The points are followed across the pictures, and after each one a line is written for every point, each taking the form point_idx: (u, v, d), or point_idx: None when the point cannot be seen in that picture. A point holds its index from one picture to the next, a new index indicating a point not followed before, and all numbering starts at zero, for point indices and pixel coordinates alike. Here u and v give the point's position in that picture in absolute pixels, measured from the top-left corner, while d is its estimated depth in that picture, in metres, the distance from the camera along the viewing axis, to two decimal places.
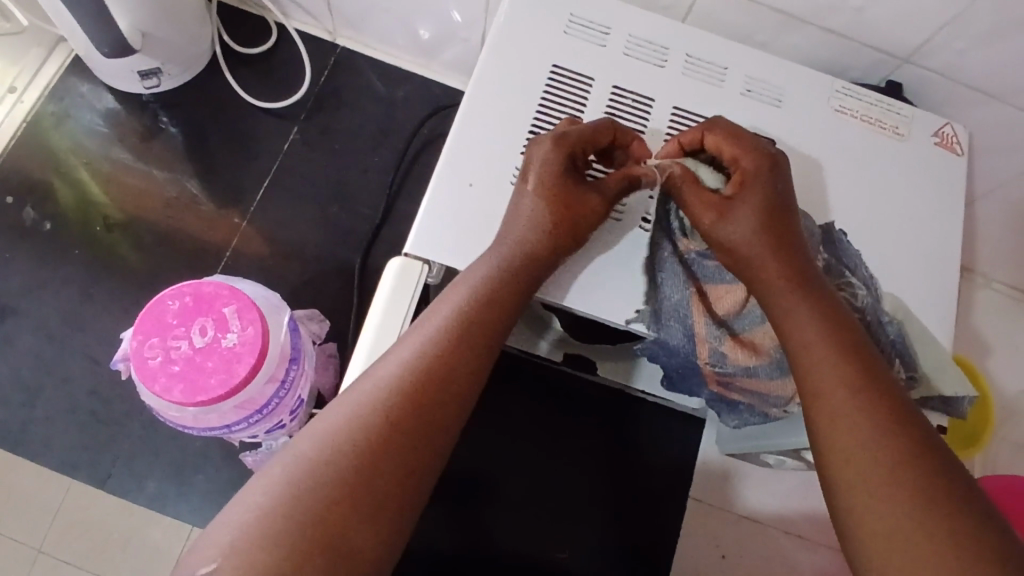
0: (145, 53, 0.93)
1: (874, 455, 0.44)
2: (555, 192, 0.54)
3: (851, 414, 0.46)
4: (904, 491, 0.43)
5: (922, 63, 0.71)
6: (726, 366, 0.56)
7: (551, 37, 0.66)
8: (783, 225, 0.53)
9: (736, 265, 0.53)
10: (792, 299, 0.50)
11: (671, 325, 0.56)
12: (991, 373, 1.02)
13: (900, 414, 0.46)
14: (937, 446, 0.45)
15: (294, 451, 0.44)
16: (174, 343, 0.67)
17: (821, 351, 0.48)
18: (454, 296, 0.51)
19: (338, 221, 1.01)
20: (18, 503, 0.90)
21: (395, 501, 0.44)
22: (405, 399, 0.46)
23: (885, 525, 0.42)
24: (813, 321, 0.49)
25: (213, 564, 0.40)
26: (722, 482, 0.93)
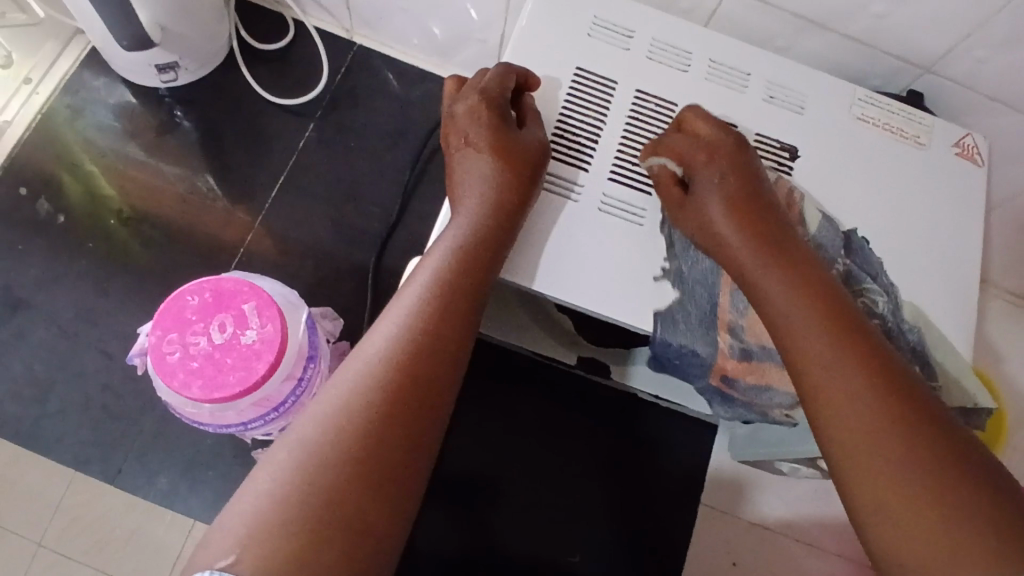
0: (164, 47, 0.93)
1: (863, 427, 0.45)
2: (491, 138, 0.60)
3: (835, 384, 0.47)
4: (892, 451, 0.44)
5: (943, 72, 0.71)
6: (748, 341, 0.57)
7: (574, 40, 0.66)
8: (754, 205, 0.56)
9: (718, 251, 0.56)
10: (768, 276, 0.53)
11: (701, 290, 0.59)
12: (1003, 384, 1.02)
13: (880, 369, 0.47)
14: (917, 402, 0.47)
15: (298, 436, 0.45)
16: (193, 340, 0.67)
17: (800, 325, 0.50)
18: (431, 266, 0.55)
19: (353, 219, 1.01)
20: (27, 497, 0.89)
21: (402, 474, 0.45)
22: (398, 372, 0.48)
23: (880, 489, 0.44)
24: (786, 295, 0.51)
25: (230, 556, 0.41)
26: (734, 489, 0.92)
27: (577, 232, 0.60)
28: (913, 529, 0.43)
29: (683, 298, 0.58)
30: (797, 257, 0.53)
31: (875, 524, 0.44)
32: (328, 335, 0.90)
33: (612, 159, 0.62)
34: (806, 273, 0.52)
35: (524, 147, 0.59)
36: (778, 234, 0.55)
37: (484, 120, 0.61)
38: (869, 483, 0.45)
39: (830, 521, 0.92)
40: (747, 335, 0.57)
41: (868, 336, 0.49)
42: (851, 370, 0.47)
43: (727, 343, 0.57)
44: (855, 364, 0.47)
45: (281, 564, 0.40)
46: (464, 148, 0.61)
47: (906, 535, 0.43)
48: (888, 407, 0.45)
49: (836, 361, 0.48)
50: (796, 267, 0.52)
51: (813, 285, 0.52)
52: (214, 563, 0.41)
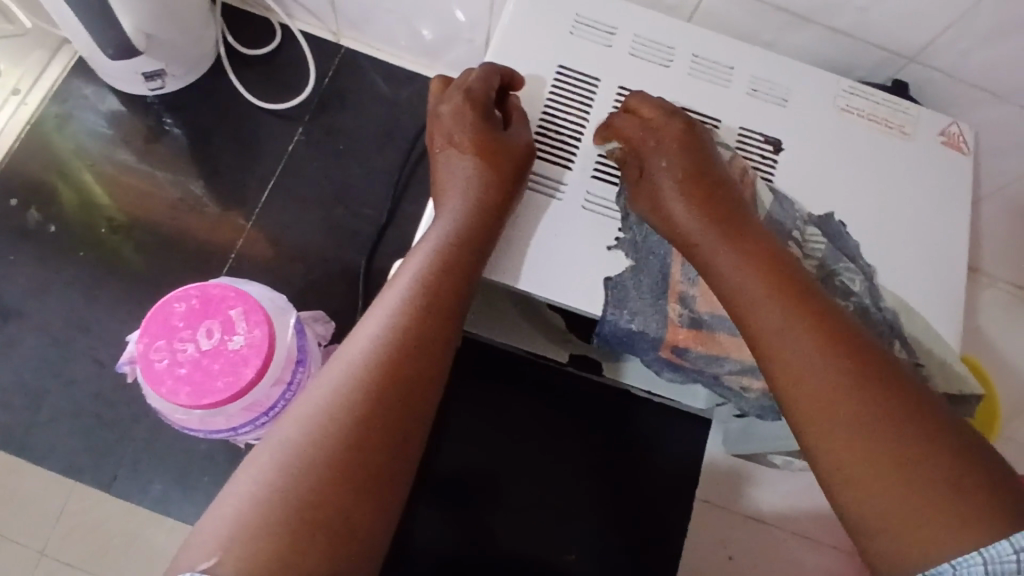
0: (150, 55, 0.93)
1: (828, 392, 0.45)
2: (476, 141, 0.60)
3: (792, 350, 0.47)
4: (866, 416, 0.44)
5: (926, 62, 0.71)
6: (698, 311, 0.58)
7: (556, 38, 0.65)
8: (709, 185, 0.56)
9: (670, 231, 0.56)
10: (720, 249, 0.53)
11: (652, 260, 0.59)
12: (996, 373, 1.02)
13: (842, 336, 0.47)
14: (885, 366, 0.46)
15: (281, 439, 0.45)
16: (180, 346, 0.67)
17: (756, 295, 0.50)
18: (414, 266, 0.55)
19: (343, 222, 1.01)
20: (22, 506, 0.90)
21: (386, 475, 0.46)
22: (382, 374, 0.48)
23: (850, 453, 0.43)
24: (744, 268, 0.51)
25: (213, 557, 0.40)
26: (727, 483, 0.93)
27: (557, 229, 0.60)
28: (889, 493, 0.42)
29: (637, 268, 0.59)
30: (747, 231, 0.54)
31: (846, 491, 0.43)
32: (319, 338, 0.90)
33: (596, 157, 0.62)
34: (755, 244, 0.52)
35: (510, 148, 0.60)
36: (728, 209, 0.55)
37: (469, 122, 0.61)
38: (839, 446, 0.44)
39: (825, 514, 0.92)
40: (697, 303, 0.58)
41: (822, 302, 0.49)
42: (808, 336, 0.47)
43: (676, 310, 0.58)
44: (813, 328, 0.47)
45: (264, 566, 0.40)
46: (449, 150, 0.61)
47: (878, 498, 0.42)
48: (846, 368, 0.45)
49: (794, 328, 0.48)
50: (747, 240, 0.53)
51: (765, 255, 0.52)
52: (196, 564, 0.40)
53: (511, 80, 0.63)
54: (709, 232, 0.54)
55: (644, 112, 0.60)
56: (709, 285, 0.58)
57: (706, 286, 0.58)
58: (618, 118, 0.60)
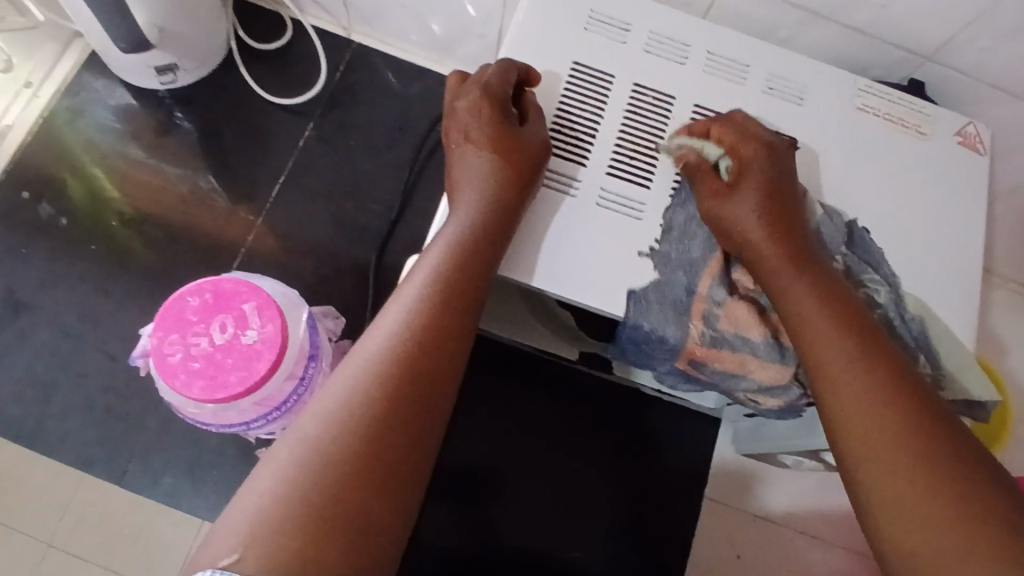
0: (162, 49, 0.93)
1: (883, 431, 0.46)
2: (492, 136, 0.60)
3: (855, 384, 0.48)
4: (913, 449, 0.45)
5: (944, 61, 0.71)
6: (719, 331, 0.57)
7: (572, 34, 0.65)
8: (781, 206, 0.56)
9: (742, 250, 0.56)
10: (791, 276, 0.53)
11: (676, 278, 0.59)
12: (1008, 373, 1.01)
13: (898, 374, 0.48)
14: (939, 409, 0.47)
15: (300, 434, 0.45)
16: (194, 340, 0.67)
17: (825, 327, 0.51)
18: (431, 261, 0.55)
19: (354, 218, 1.01)
20: (33, 499, 0.90)
21: (404, 471, 0.45)
22: (400, 370, 0.48)
23: (893, 483, 0.44)
24: (807, 292, 0.52)
25: (233, 554, 0.40)
26: (738, 482, 0.92)
27: (573, 228, 0.60)
28: (923, 525, 0.42)
29: (660, 285, 0.58)
30: (825, 268, 0.54)
31: (884, 527, 0.44)
32: (330, 334, 0.90)
33: (611, 154, 0.62)
34: (819, 272, 0.53)
35: (526, 144, 0.59)
36: (803, 241, 0.55)
37: (486, 118, 0.60)
38: (885, 483, 0.45)
39: (836, 514, 0.92)
40: (720, 323, 0.57)
41: (890, 348, 0.50)
42: (873, 376, 0.48)
43: (697, 330, 0.57)
44: (879, 369, 0.48)
45: (285, 562, 0.40)
46: (465, 145, 0.61)
47: (916, 538, 0.42)
48: (906, 412, 0.46)
49: (858, 365, 0.49)
50: (820, 274, 0.53)
51: (839, 293, 0.52)
52: (218, 561, 0.40)
53: (529, 76, 0.63)
54: (774, 252, 0.54)
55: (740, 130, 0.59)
56: (736, 306, 0.57)
57: (731, 307, 0.57)
58: (716, 128, 0.60)
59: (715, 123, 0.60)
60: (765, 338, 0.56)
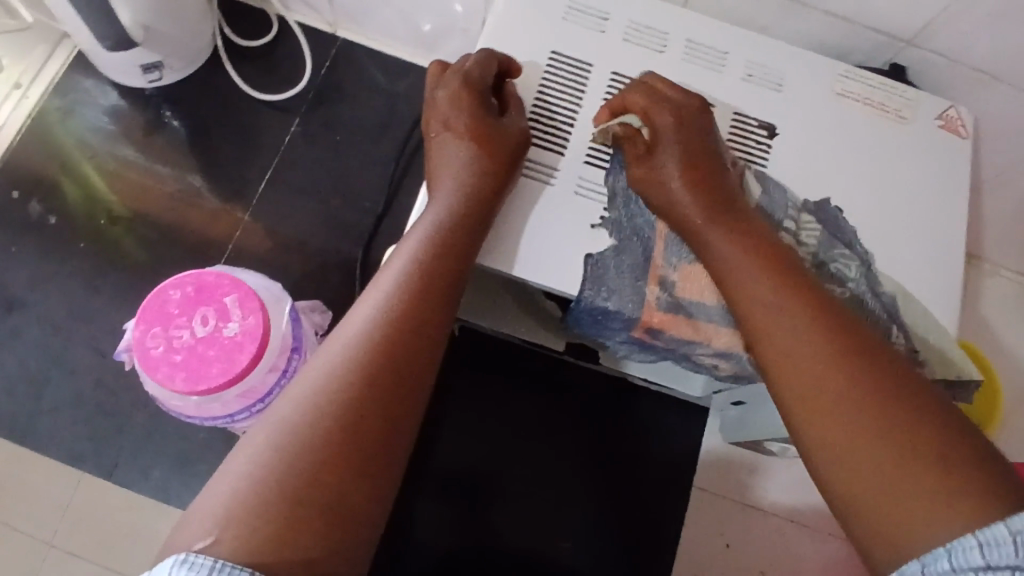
0: (147, 47, 0.93)
1: (822, 375, 0.45)
2: (470, 126, 0.60)
3: (788, 339, 0.47)
4: (849, 394, 0.44)
5: (923, 45, 0.71)
6: (674, 298, 0.57)
7: (550, 24, 0.65)
8: (705, 167, 0.57)
9: (675, 218, 0.56)
10: (718, 234, 0.54)
11: (635, 242, 0.59)
12: (996, 360, 1.01)
13: (833, 321, 0.47)
14: (873, 349, 0.46)
15: (277, 421, 0.45)
16: (176, 333, 0.67)
17: (759, 282, 0.50)
18: (408, 250, 0.55)
19: (341, 213, 1.01)
20: (25, 496, 0.90)
21: (382, 459, 0.46)
22: (377, 356, 0.48)
23: (835, 430, 0.43)
24: (733, 249, 0.53)
25: (208, 538, 0.40)
26: (724, 471, 0.94)
27: (545, 211, 0.60)
28: (866, 471, 0.42)
29: (619, 247, 0.59)
30: (755, 228, 0.54)
31: (832, 473, 0.43)
32: (316, 327, 0.89)
33: (589, 143, 0.62)
34: (747, 229, 0.53)
35: (506, 133, 0.60)
36: (727, 198, 0.55)
37: (465, 108, 0.61)
38: (828, 432, 0.44)
39: (825, 503, 0.93)
40: (676, 289, 0.57)
41: (824, 295, 0.49)
42: (804, 320, 0.47)
43: (654, 293, 0.57)
44: (806, 312, 0.48)
45: (260, 547, 0.40)
46: (444, 133, 0.61)
47: (863, 475, 0.42)
48: (842, 355, 0.45)
49: (793, 314, 0.48)
50: (748, 229, 0.54)
51: (768, 246, 0.53)
52: (193, 545, 0.40)
53: (508, 66, 0.63)
54: (699, 213, 0.55)
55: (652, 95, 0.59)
56: (691, 272, 0.57)
57: (686, 271, 0.57)
58: (630, 97, 0.60)
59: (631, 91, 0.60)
60: (720, 304, 0.56)
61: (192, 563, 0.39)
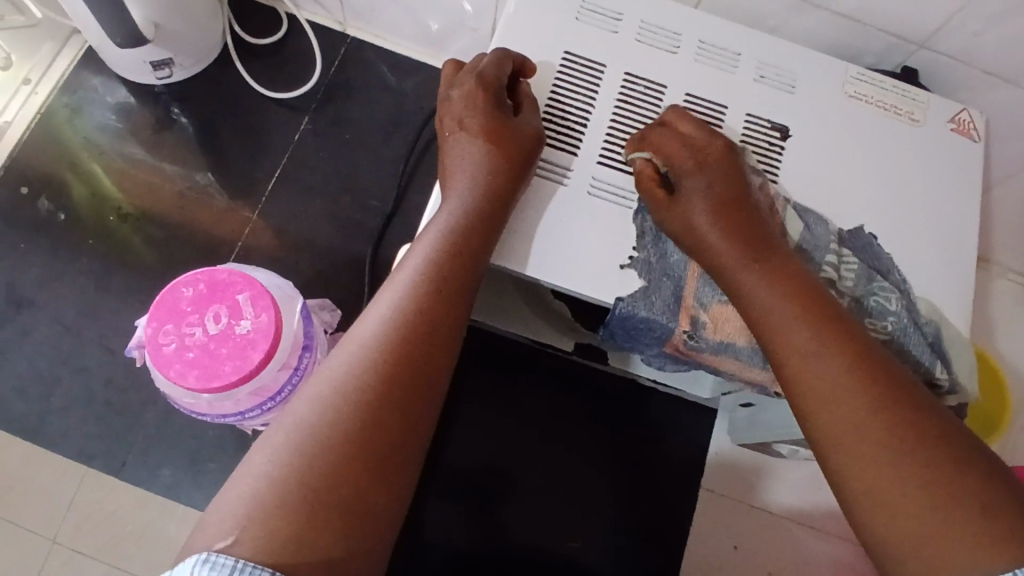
0: (157, 44, 0.93)
1: (857, 427, 0.45)
2: (485, 125, 0.60)
3: (824, 388, 0.47)
4: (888, 446, 0.44)
5: (936, 47, 0.71)
6: (703, 339, 0.57)
7: (563, 24, 0.65)
8: (735, 202, 0.56)
9: (703, 254, 0.56)
10: (751, 276, 0.53)
11: (665, 281, 0.59)
12: (1004, 362, 1.01)
13: (868, 367, 0.47)
14: (908, 395, 0.46)
15: (295, 420, 0.45)
16: (188, 330, 0.67)
17: (794, 328, 0.50)
18: (422, 251, 0.55)
19: (350, 211, 1.01)
20: (33, 494, 0.90)
21: (400, 457, 0.46)
22: (393, 355, 0.48)
23: (875, 483, 0.44)
24: (764, 290, 0.52)
25: (229, 537, 0.41)
26: (734, 471, 0.93)
27: (561, 218, 0.60)
28: (905, 523, 0.42)
29: (649, 288, 0.58)
30: (786, 265, 0.54)
31: (873, 523, 0.44)
32: (325, 326, 0.89)
33: (602, 143, 0.62)
34: (777, 268, 0.53)
35: (520, 132, 0.60)
36: (758, 235, 0.55)
37: (479, 108, 0.61)
38: (868, 484, 0.44)
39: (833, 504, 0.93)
40: (707, 332, 0.57)
41: (859, 340, 0.49)
42: (840, 369, 0.47)
43: (683, 332, 0.57)
44: (841, 359, 0.48)
45: (281, 546, 0.40)
46: (458, 132, 0.61)
47: (896, 529, 0.43)
48: (878, 406, 0.46)
49: (829, 361, 0.48)
50: (782, 267, 0.53)
51: (803, 287, 0.52)
52: (213, 545, 0.41)
53: (521, 64, 0.63)
54: (731, 250, 0.54)
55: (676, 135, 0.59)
56: (721, 313, 0.57)
57: (717, 311, 0.57)
58: (654, 134, 0.60)
59: (654, 130, 0.60)
60: (747, 342, 0.57)
61: (214, 563, 0.39)
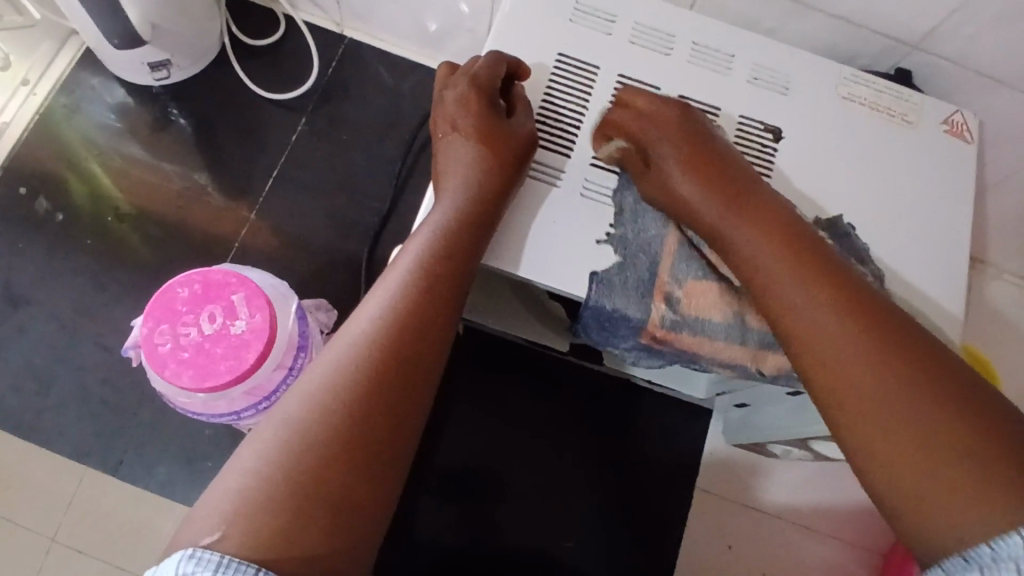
0: (155, 45, 0.94)
1: (847, 360, 0.44)
2: (478, 127, 0.61)
3: (816, 325, 0.46)
4: (886, 376, 0.43)
5: (929, 49, 0.71)
6: (678, 316, 0.57)
7: (557, 26, 0.65)
8: (712, 159, 0.56)
9: (685, 216, 0.56)
10: (730, 222, 0.53)
11: (640, 258, 0.59)
12: (999, 364, 1.02)
13: (858, 300, 0.47)
14: (901, 325, 0.45)
15: (283, 417, 0.46)
16: (184, 330, 0.68)
17: (779, 270, 0.49)
18: (414, 249, 0.55)
19: (346, 212, 1.02)
20: (30, 492, 0.91)
21: (387, 454, 0.46)
22: (382, 352, 0.49)
23: (876, 418, 0.42)
24: (749, 237, 0.52)
25: (215, 534, 0.41)
26: (728, 472, 0.93)
27: (542, 205, 0.60)
28: (904, 455, 0.41)
29: (624, 264, 0.59)
30: (768, 208, 0.53)
31: (870, 460, 0.42)
32: (322, 326, 0.90)
33: (595, 145, 0.62)
34: (762, 212, 0.53)
35: (513, 135, 0.60)
36: (741, 185, 0.55)
37: (473, 109, 0.61)
38: (860, 417, 0.43)
39: (828, 505, 0.93)
40: (681, 307, 0.57)
41: (848, 276, 0.48)
42: (820, 300, 0.47)
43: (660, 311, 0.57)
44: (831, 296, 0.47)
45: (265, 542, 0.41)
46: (451, 134, 0.62)
47: (892, 456, 0.41)
48: (873, 338, 0.45)
49: (818, 300, 0.47)
50: (762, 210, 0.53)
51: (791, 233, 0.51)
52: (198, 541, 0.41)
53: (515, 66, 0.63)
54: (715, 201, 0.54)
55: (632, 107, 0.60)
56: (696, 287, 0.57)
57: (692, 287, 0.58)
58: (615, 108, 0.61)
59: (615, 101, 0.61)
60: (720, 320, 0.57)
61: (199, 559, 0.40)
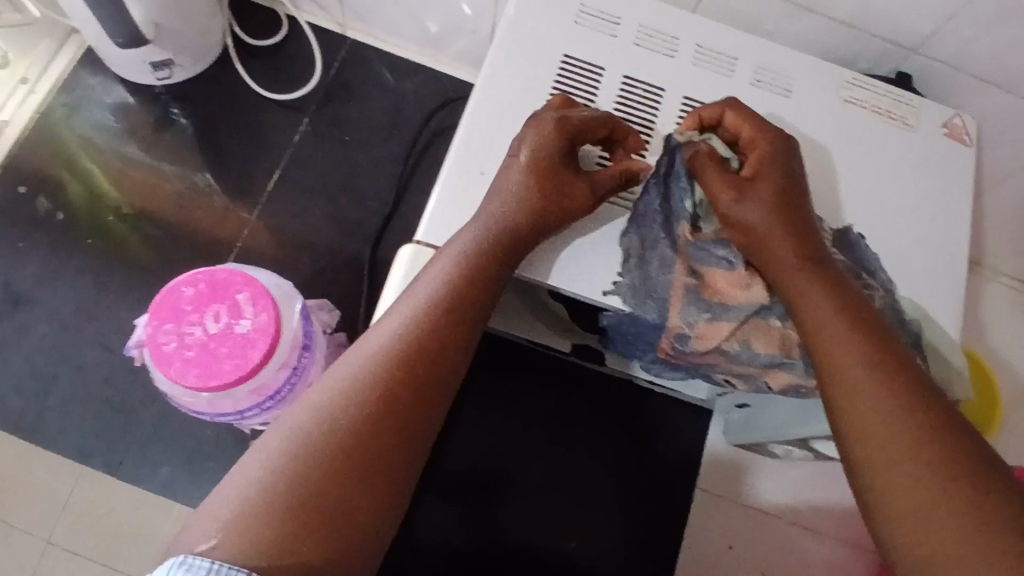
0: (157, 44, 0.94)
1: (901, 449, 0.47)
2: (549, 175, 0.55)
3: (870, 401, 0.48)
4: (927, 462, 0.46)
5: (929, 53, 0.72)
6: (687, 349, 0.56)
7: (562, 28, 0.66)
8: (793, 208, 0.55)
9: (752, 247, 0.55)
10: (811, 291, 0.52)
11: (648, 306, 0.56)
12: (997, 365, 1.03)
13: (912, 385, 0.49)
14: (946, 412, 0.48)
15: (293, 425, 0.46)
16: (188, 329, 0.68)
17: (841, 338, 0.51)
18: (439, 266, 0.53)
19: (348, 212, 1.02)
20: (31, 493, 0.90)
21: (392, 470, 0.46)
22: (397, 368, 0.48)
23: (908, 494, 0.46)
24: (824, 299, 0.52)
25: (210, 541, 0.42)
26: (730, 474, 0.94)
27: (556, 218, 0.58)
28: (928, 533, 0.45)
29: (633, 316, 0.57)
30: (836, 276, 0.53)
31: (896, 533, 0.46)
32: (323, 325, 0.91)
33: None
34: (833, 280, 0.53)
35: (574, 197, 0.56)
36: (813, 244, 0.54)
37: (549, 150, 0.55)
38: (894, 490, 0.46)
39: (828, 504, 0.94)
40: (692, 344, 0.56)
41: (903, 358, 0.50)
42: (893, 395, 0.48)
43: (669, 341, 0.57)
44: (890, 378, 0.49)
45: (266, 553, 0.41)
46: (515, 165, 0.56)
47: (931, 543, 0.45)
48: (921, 425, 0.47)
49: (876, 378, 0.49)
50: (839, 285, 0.53)
51: (852, 303, 0.52)
52: (194, 548, 0.41)
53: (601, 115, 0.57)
54: (795, 255, 0.53)
55: (749, 120, 0.58)
56: (709, 328, 0.55)
57: (704, 328, 0.55)
58: (729, 115, 0.58)
59: (728, 108, 0.58)
60: (732, 351, 0.56)
61: (192, 565, 0.40)
